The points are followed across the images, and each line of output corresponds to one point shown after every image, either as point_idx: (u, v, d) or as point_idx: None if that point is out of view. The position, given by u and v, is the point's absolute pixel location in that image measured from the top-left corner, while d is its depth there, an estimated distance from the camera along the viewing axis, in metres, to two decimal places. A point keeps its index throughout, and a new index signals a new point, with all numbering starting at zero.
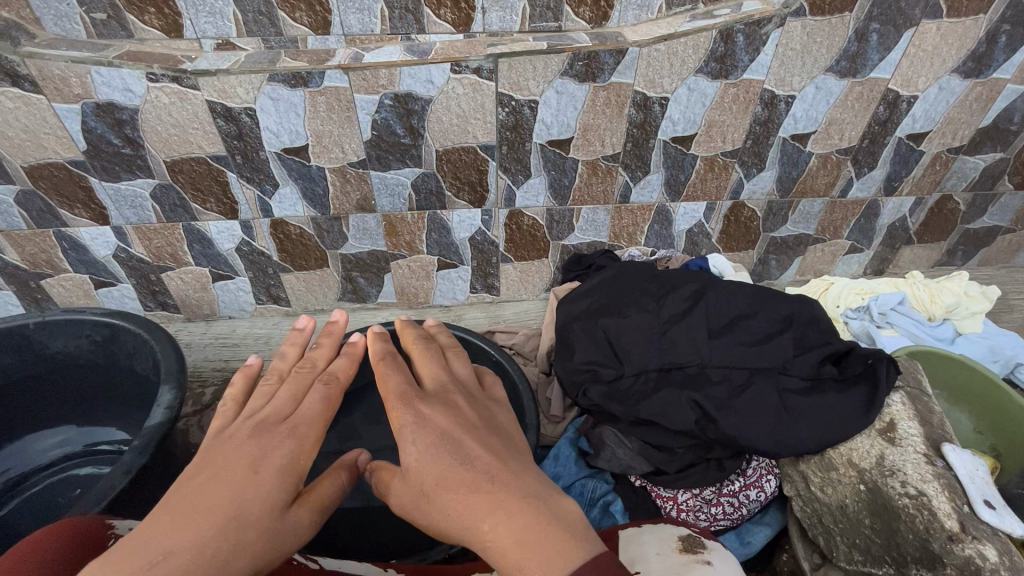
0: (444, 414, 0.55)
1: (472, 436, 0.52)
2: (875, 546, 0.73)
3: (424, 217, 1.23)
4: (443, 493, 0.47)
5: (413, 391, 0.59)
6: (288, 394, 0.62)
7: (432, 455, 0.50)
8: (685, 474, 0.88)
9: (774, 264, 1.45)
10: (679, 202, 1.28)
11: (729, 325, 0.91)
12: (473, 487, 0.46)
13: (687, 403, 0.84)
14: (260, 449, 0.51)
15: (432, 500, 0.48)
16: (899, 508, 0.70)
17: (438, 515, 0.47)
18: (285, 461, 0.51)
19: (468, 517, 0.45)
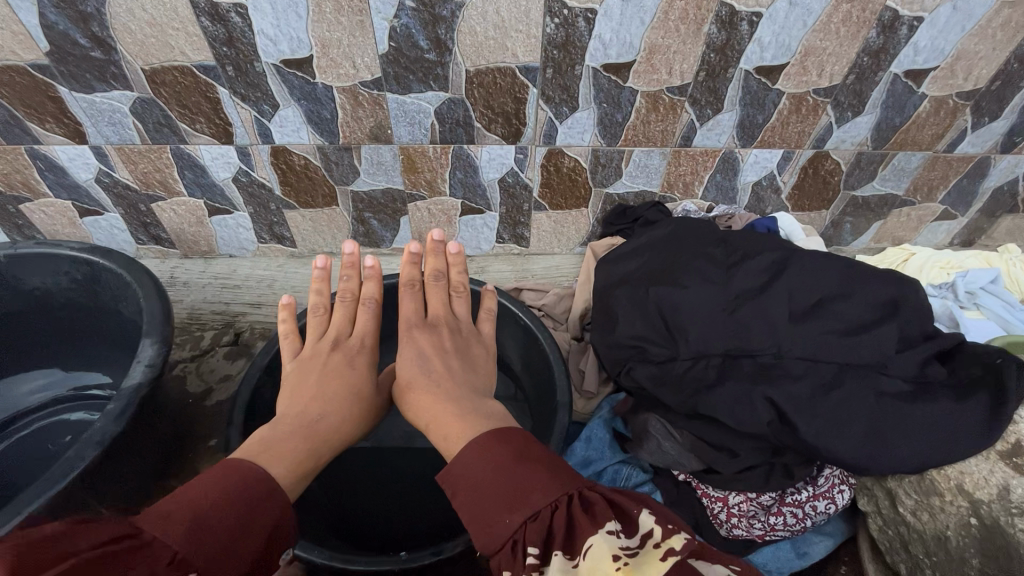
0: (431, 342, 0.87)
1: (449, 357, 0.85)
2: None
3: (448, 152, 1.05)
4: (419, 397, 0.78)
5: (415, 323, 0.90)
6: (344, 317, 0.94)
7: (416, 375, 0.82)
8: (743, 475, 0.74)
9: (848, 228, 1.26)
10: (750, 148, 1.08)
11: (815, 307, 0.75)
12: (439, 397, 0.77)
13: (762, 402, 0.69)
14: (340, 364, 0.85)
15: (414, 399, 0.80)
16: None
17: (422, 410, 0.78)
18: (349, 378, 0.82)
19: (429, 412, 0.76)
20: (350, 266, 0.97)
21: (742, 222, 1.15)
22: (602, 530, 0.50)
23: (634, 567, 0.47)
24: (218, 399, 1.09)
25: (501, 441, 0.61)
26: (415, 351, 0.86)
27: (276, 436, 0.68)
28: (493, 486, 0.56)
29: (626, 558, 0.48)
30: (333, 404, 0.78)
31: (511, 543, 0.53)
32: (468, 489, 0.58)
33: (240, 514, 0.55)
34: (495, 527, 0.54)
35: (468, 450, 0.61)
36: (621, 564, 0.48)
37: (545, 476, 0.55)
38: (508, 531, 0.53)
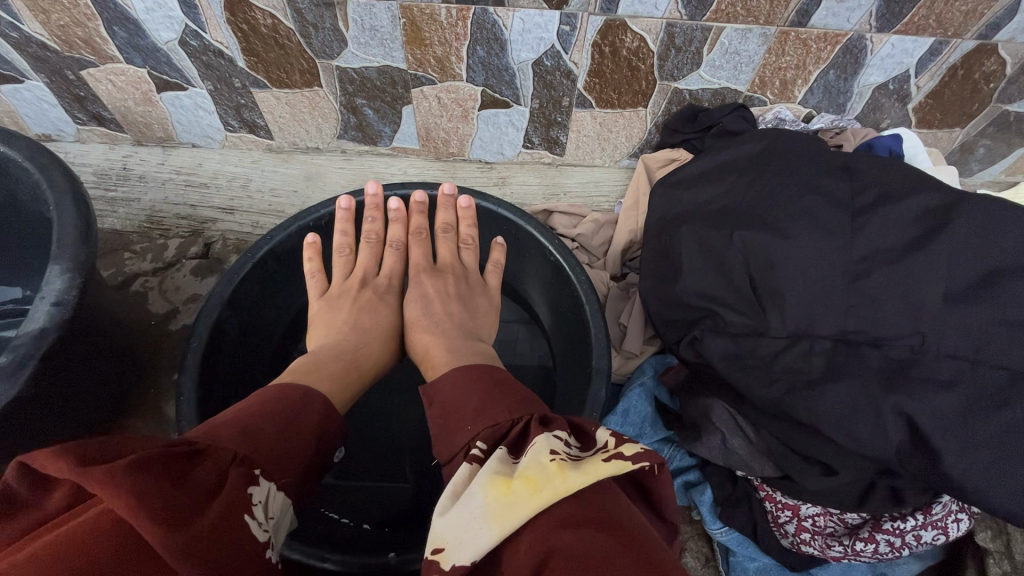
0: (434, 285, 0.76)
1: (453, 299, 0.75)
2: None
3: (466, 18, 0.76)
4: (422, 339, 0.70)
5: (423, 267, 0.80)
6: (370, 257, 0.82)
7: (419, 317, 0.72)
8: (831, 492, 0.57)
9: (979, 154, 0.96)
10: (886, 36, 0.76)
11: (985, 283, 0.52)
12: (445, 338, 0.68)
13: (893, 418, 0.50)
14: (371, 302, 0.76)
15: (414, 340, 0.72)
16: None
17: (420, 354, 0.70)
18: (363, 333, 0.71)
19: (428, 350, 0.68)
20: (374, 206, 0.82)
21: (854, 138, 0.88)
22: (549, 432, 0.40)
23: (569, 463, 0.36)
24: (185, 323, 0.92)
25: (486, 370, 0.51)
26: (420, 298, 0.75)
27: (318, 358, 0.63)
28: (464, 400, 0.47)
29: (566, 456, 0.37)
30: (367, 334, 0.72)
31: (460, 449, 0.43)
32: (439, 404, 0.48)
33: (283, 424, 0.48)
34: (451, 435, 0.44)
35: (450, 370, 0.53)
36: (558, 457, 0.37)
37: (517, 397, 0.46)
38: (461, 437, 0.44)
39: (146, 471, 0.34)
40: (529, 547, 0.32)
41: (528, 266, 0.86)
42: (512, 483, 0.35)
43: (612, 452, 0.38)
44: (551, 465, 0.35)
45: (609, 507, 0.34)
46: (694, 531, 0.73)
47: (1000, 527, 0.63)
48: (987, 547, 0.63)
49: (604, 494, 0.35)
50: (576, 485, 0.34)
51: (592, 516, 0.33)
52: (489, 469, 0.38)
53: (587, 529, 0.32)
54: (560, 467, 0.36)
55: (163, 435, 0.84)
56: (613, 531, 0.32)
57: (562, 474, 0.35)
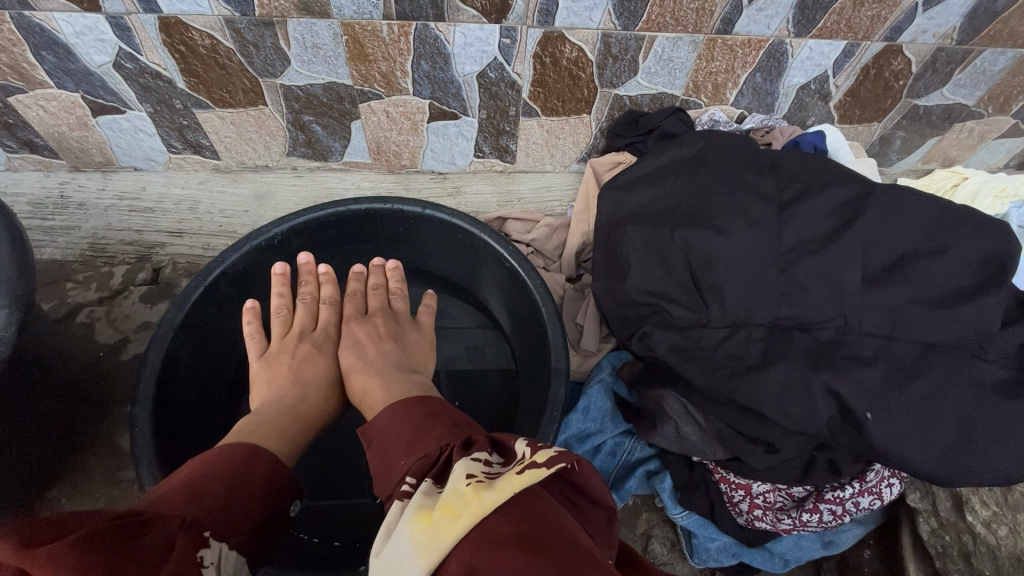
0: (365, 330, 0.76)
1: (388, 341, 0.74)
2: None
3: (408, 33, 0.77)
4: (359, 382, 0.69)
5: (354, 317, 0.79)
6: (305, 312, 0.81)
7: (353, 363, 0.71)
8: (777, 468, 0.61)
9: (897, 145, 1.03)
10: (804, 39, 0.81)
11: (897, 265, 0.57)
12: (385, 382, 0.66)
13: (822, 395, 0.54)
14: (309, 353, 0.75)
15: (351, 385, 0.71)
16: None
17: (358, 397, 0.69)
18: (305, 388, 0.70)
19: (365, 393, 0.67)
20: (309, 273, 0.83)
21: (783, 137, 0.93)
22: (468, 457, 0.42)
23: (486, 483, 0.38)
24: (137, 352, 0.90)
25: (423, 402, 0.52)
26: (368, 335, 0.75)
27: (264, 417, 0.63)
28: (397, 435, 0.49)
29: (483, 477, 0.39)
30: (309, 387, 0.71)
31: (395, 483, 0.44)
32: (377, 442, 0.49)
33: (232, 481, 0.48)
34: (389, 468, 0.46)
35: (387, 407, 0.53)
36: (475, 479, 0.38)
37: (446, 428, 0.47)
38: (398, 469, 0.45)
39: (93, 544, 0.34)
40: (455, 570, 0.33)
41: (483, 277, 0.89)
42: (433, 515, 0.37)
43: (527, 462, 0.40)
44: (467, 490, 0.37)
45: (527, 515, 0.36)
46: (659, 518, 0.79)
47: (926, 488, 0.68)
48: (918, 506, 0.68)
49: (523, 503, 0.37)
50: (491, 503, 0.36)
51: (512, 528, 0.34)
52: (414, 504, 0.39)
53: (507, 542, 0.33)
54: (477, 488, 0.37)
55: (121, 470, 0.82)
56: (531, 538, 0.34)
57: (477, 496, 0.36)
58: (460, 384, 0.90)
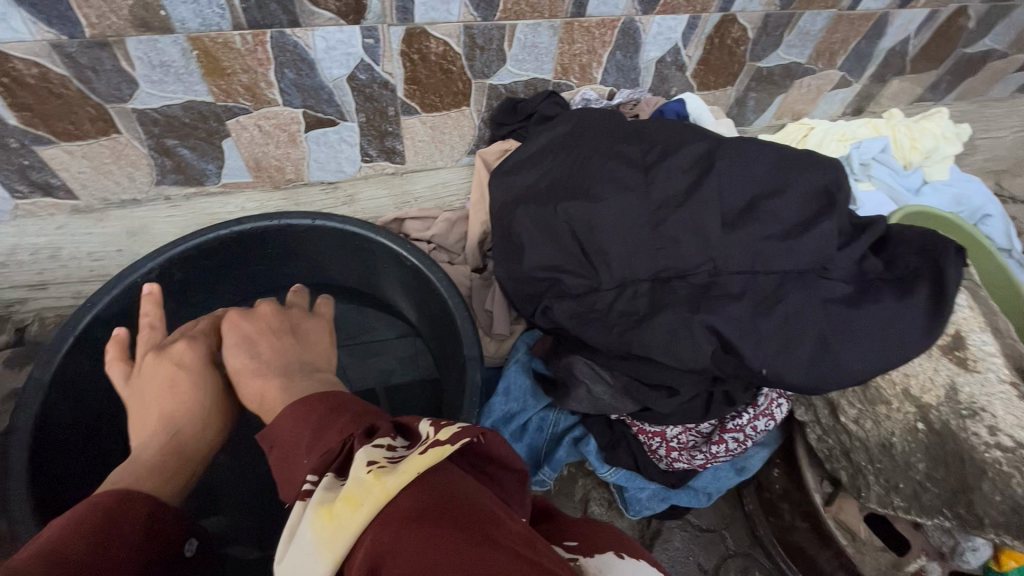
0: (257, 328, 0.70)
1: (279, 337, 0.69)
2: (929, 492, 0.60)
3: (264, 42, 0.75)
4: (253, 383, 0.62)
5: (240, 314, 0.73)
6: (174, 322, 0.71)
7: (242, 362, 0.65)
8: (682, 409, 0.66)
9: (752, 105, 1.13)
10: (651, 15, 0.88)
11: (749, 208, 0.63)
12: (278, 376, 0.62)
13: (703, 332, 0.58)
14: (186, 365, 0.66)
15: (242, 387, 0.64)
16: (983, 462, 0.55)
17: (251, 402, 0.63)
18: (188, 406, 0.63)
19: (261, 395, 0.61)
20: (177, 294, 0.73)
21: (648, 108, 0.99)
22: (370, 443, 0.41)
23: (388, 468, 0.37)
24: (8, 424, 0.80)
25: (323, 396, 0.51)
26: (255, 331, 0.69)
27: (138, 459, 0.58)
28: (298, 434, 0.46)
29: (384, 462, 0.38)
30: (193, 404, 0.64)
31: (298, 484, 0.43)
32: (278, 446, 0.47)
33: (106, 538, 0.44)
34: (292, 469, 0.44)
35: (286, 406, 0.51)
36: (375, 466, 0.37)
37: (348, 417, 0.46)
38: (301, 468, 0.43)
39: None
40: (359, 558, 0.33)
41: (388, 279, 0.88)
42: (335, 508, 0.36)
43: (431, 440, 0.39)
44: (367, 477, 0.36)
45: (432, 492, 0.36)
46: (594, 481, 0.83)
47: (809, 400, 0.71)
48: (804, 420, 0.72)
49: (427, 482, 0.37)
50: (393, 488, 0.35)
51: (415, 507, 0.34)
52: (316, 500, 0.38)
53: (410, 522, 0.33)
54: (378, 476, 0.36)
55: None
56: (437, 513, 0.34)
57: (379, 482, 0.36)
58: (383, 392, 0.89)
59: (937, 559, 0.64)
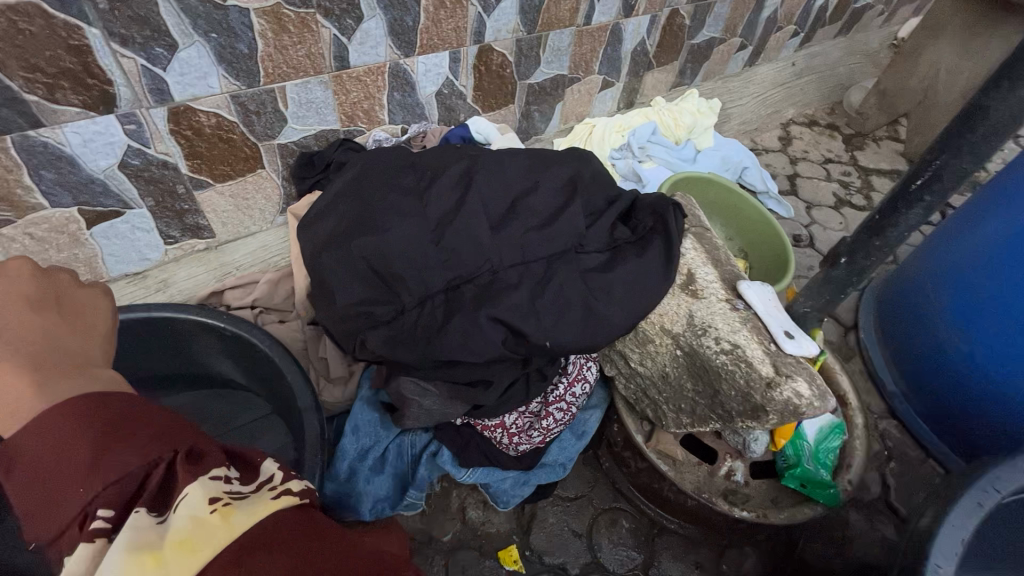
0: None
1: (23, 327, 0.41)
2: (701, 405, 0.66)
3: (6, 147, 0.71)
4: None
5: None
6: None
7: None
8: (506, 398, 0.73)
9: (538, 116, 1.28)
10: (414, 57, 0.97)
11: (512, 209, 0.72)
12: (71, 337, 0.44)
13: (492, 324, 0.65)
14: None
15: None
16: (718, 368, 0.61)
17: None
18: None
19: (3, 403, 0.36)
20: None
21: (435, 138, 1.09)
22: (205, 474, 0.36)
23: (235, 505, 0.34)
24: None
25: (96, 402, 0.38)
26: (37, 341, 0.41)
27: None
28: (61, 452, 0.34)
29: (229, 499, 0.35)
30: None
31: (73, 521, 0.32)
32: (28, 468, 0.34)
33: None
34: (61, 504, 0.33)
35: (50, 389, 0.37)
36: (219, 503, 0.34)
37: (161, 431, 0.37)
38: (79, 501, 0.33)
39: None
40: None
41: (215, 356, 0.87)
42: (161, 552, 0.31)
43: (279, 488, 0.39)
44: (213, 515, 0.33)
45: (282, 532, 0.34)
46: (467, 487, 0.88)
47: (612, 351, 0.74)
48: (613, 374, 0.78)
49: (275, 523, 0.35)
50: (243, 527, 0.33)
51: (262, 545, 0.33)
52: (124, 542, 0.31)
53: (257, 560, 0.31)
54: (224, 513, 0.33)
55: None
56: (285, 548, 0.33)
57: (226, 521, 0.33)
58: None
59: (738, 457, 0.76)
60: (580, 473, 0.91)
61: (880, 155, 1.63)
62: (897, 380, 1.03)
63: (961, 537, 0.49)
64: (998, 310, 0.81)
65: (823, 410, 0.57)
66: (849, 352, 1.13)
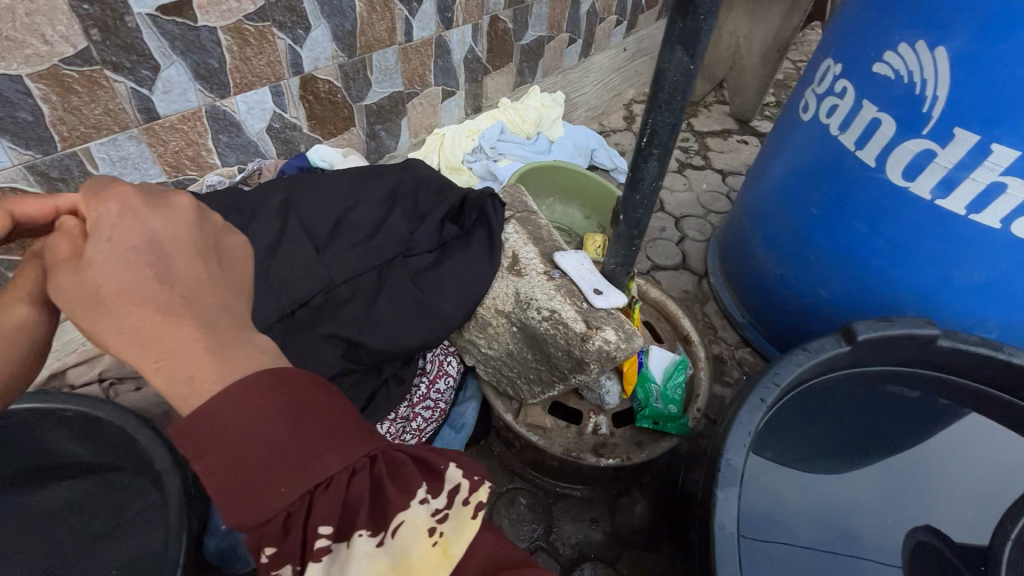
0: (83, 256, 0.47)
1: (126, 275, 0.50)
2: (544, 373, 0.72)
3: None
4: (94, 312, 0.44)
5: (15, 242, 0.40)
6: None
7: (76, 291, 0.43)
8: (372, 409, 0.73)
9: (385, 135, 1.31)
10: (231, 97, 0.97)
11: (336, 228, 0.74)
12: None
13: (328, 340, 0.67)
14: None
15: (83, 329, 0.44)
16: (544, 334, 0.67)
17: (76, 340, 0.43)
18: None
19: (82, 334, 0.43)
20: None
21: (272, 171, 1.06)
22: (417, 496, 0.33)
23: (449, 536, 0.34)
24: None
25: (278, 376, 0.31)
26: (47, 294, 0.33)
27: None
28: (273, 443, 0.29)
29: (436, 530, 0.34)
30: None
31: (282, 520, 0.29)
32: (230, 445, 0.28)
33: None
34: (322, 461, 0.29)
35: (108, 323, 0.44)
36: (434, 538, 0.33)
37: (346, 429, 0.31)
38: (278, 504, 0.28)
39: None
40: None
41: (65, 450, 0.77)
42: None
43: (471, 506, 0.35)
44: (433, 553, 0.33)
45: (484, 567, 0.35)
46: None
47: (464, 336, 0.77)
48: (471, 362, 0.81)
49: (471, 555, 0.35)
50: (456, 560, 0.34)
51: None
52: (361, 573, 0.31)
53: None
54: (442, 549, 0.33)
55: None
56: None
57: (444, 559, 0.33)
58: None
59: (601, 412, 0.83)
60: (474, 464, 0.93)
61: (712, 118, 1.81)
62: (744, 312, 1.16)
63: (748, 429, 0.58)
64: (805, 224, 0.92)
65: (630, 351, 0.64)
66: (704, 297, 1.25)
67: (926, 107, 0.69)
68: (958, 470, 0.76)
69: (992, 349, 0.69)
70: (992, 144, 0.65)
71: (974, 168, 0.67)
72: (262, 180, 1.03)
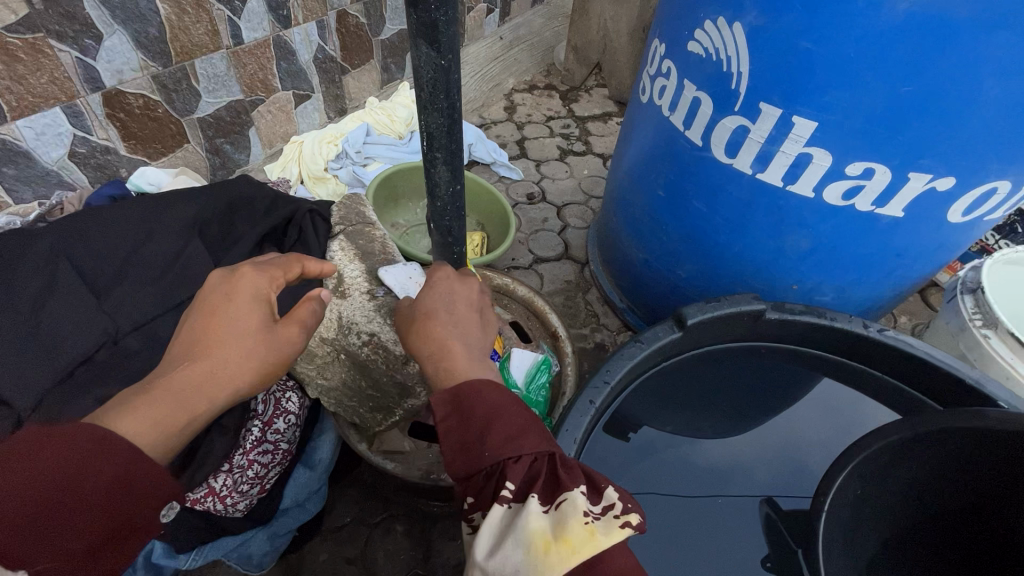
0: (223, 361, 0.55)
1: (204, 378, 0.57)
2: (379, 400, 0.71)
3: None
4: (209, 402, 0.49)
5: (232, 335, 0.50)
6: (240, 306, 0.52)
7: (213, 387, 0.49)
8: (199, 463, 0.60)
9: (232, 148, 1.20)
10: (10, 123, 0.86)
11: (124, 266, 0.65)
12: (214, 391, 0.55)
13: None
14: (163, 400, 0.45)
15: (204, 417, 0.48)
16: (365, 358, 0.68)
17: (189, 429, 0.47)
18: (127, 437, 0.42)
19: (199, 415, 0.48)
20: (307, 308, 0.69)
21: (76, 204, 0.90)
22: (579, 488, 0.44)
23: (598, 529, 0.42)
24: None
25: (498, 385, 0.51)
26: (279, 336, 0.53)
27: None
28: (498, 414, 0.48)
29: (591, 519, 0.43)
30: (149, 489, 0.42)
31: (487, 474, 0.45)
32: (473, 410, 0.48)
33: None
34: (516, 441, 0.45)
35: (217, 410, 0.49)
36: (589, 522, 0.42)
37: (530, 424, 0.48)
38: (485, 464, 0.45)
39: None
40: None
41: None
42: (551, 547, 0.41)
43: (620, 521, 0.43)
44: (583, 531, 0.42)
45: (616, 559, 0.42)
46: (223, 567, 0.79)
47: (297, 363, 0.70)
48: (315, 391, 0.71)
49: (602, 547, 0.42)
50: (603, 546, 0.41)
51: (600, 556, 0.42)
52: (527, 526, 0.42)
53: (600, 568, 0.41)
54: (592, 533, 0.42)
55: None
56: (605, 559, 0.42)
57: (593, 540, 0.41)
58: None
59: None
60: (348, 498, 0.86)
61: (592, 102, 1.81)
62: (623, 296, 1.15)
63: (574, 438, 0.57)
64: (653, 206, 0.92)
65: None
66: (586, 285, 1.25)
67: (734, 84, 0.69)
68: (811, 439, 0.80)
69: (817, 316, 0.72)
70: (794, 116, 0.66)
71: (781, 141, 0.68)
72: (64, 211, 0.90)
